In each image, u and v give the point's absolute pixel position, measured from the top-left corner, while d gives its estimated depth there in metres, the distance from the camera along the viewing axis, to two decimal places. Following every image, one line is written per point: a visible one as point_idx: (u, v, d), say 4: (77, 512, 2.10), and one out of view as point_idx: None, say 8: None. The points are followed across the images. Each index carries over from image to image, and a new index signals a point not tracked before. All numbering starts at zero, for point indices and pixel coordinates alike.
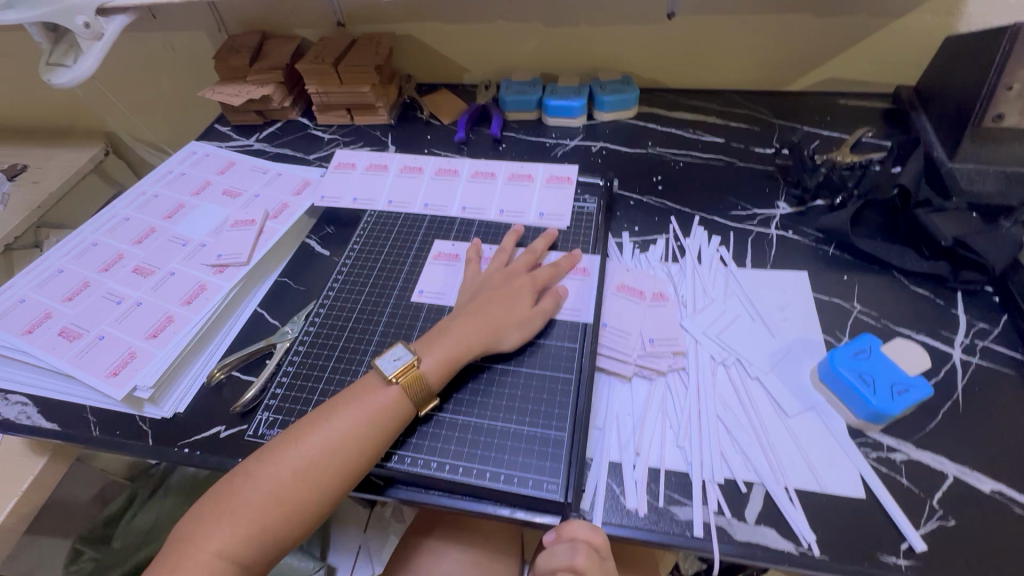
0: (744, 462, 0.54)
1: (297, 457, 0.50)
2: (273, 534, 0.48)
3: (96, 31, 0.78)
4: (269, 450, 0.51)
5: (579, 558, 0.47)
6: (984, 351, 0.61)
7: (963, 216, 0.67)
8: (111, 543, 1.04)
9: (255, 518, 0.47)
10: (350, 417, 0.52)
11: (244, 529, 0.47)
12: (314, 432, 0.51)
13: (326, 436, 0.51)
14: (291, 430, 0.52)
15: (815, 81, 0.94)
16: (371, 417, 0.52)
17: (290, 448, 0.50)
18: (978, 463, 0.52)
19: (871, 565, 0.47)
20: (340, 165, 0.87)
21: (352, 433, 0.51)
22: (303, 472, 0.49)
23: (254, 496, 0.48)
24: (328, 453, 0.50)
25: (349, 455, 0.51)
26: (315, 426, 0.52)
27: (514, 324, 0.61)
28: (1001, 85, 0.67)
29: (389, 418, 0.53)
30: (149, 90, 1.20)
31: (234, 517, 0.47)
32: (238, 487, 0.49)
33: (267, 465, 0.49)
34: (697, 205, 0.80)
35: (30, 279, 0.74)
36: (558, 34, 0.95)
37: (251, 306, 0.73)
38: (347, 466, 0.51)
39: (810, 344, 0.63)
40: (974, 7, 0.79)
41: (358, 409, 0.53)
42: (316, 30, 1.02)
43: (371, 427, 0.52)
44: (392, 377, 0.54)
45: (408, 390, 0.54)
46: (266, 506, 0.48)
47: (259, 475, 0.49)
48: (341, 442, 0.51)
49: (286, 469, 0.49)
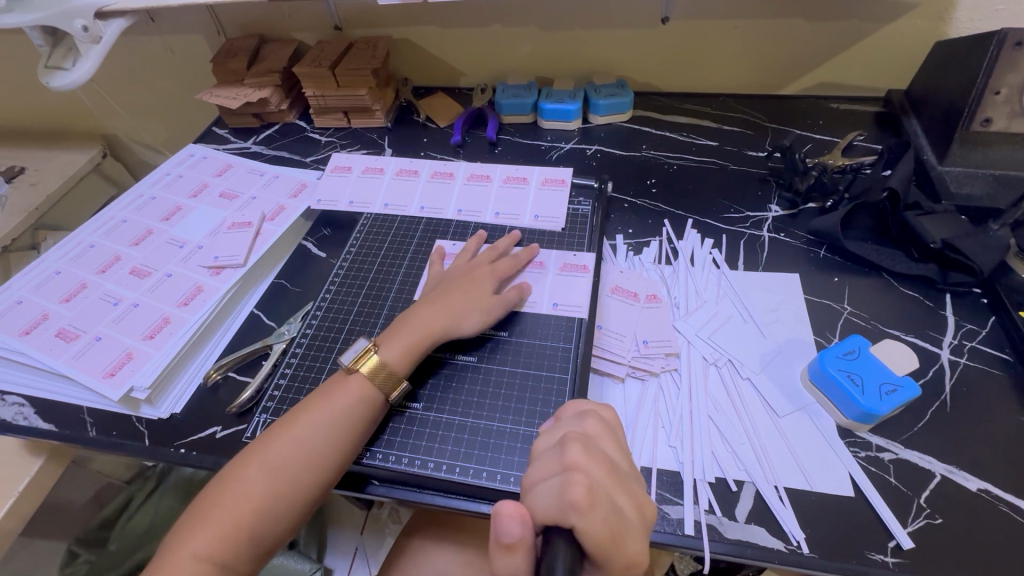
0: (735, 462, 0.55)
1: (270, 457, 0.50)
2: (254, 535, 0.48)
3: (95, 35, 0.79)
4: (244, 455, 0.52)
5: (588, 423, 0.46)
6: (972, 352, 0.62)
7: (950, 218, 0.70)
8: (108, 545, 1.05)
9: (234, 518, 0.48)
10: (319, 416, 0.53)
11: (224, 533, 0.48)
12: (285, 433, 0.52)
13: (297, 436, 0.52)
14: (267, 432, 0.53)
15: (807, 85, 0.95)
16: (340, 415, 0.53)
17: (264, 449, 0.51)
18: (966, 462, 0.53)
19: (859, 563, 0.48)
20: (336, 167, 0.88)
21: (321, 431, 0.52)
22: (277, 472, 0.50)
23: (230, 501, 0.49)
24: (298, 453, 0.51)
25: (320, 452, 0.51)
26: (285, 428, 0.52)
27: (471, 309, 0.61)
28: (989, 89, 0.68)
29: (356, 414, 0.54)
30: (146, 92, 1.21)
31: (212, 520, 0.48)
32: (216, 493, 0.49)
33: (242, 469, 0.50)
34: (690, 207, 0.81)
35: (28, 281, 0.74)
36: (553, 38, 0.96)
37: (247, 307, 0.73)
38: (321, 463, 0.51)
39: (801, 344, 0.64)
40: (964, 12, 0.80)
41: (326, 408, 0.53)
42: (314, 33, 1.03)
43: (341, 425, 0.53)
44: (351, 364, 0.56)
45: (373, 378, 0.55)
46: (243, 509, 0.48)
47: (237, 478, 0.50)
48: (312, 441, 0.51)
49: (260, 469, 0.50)
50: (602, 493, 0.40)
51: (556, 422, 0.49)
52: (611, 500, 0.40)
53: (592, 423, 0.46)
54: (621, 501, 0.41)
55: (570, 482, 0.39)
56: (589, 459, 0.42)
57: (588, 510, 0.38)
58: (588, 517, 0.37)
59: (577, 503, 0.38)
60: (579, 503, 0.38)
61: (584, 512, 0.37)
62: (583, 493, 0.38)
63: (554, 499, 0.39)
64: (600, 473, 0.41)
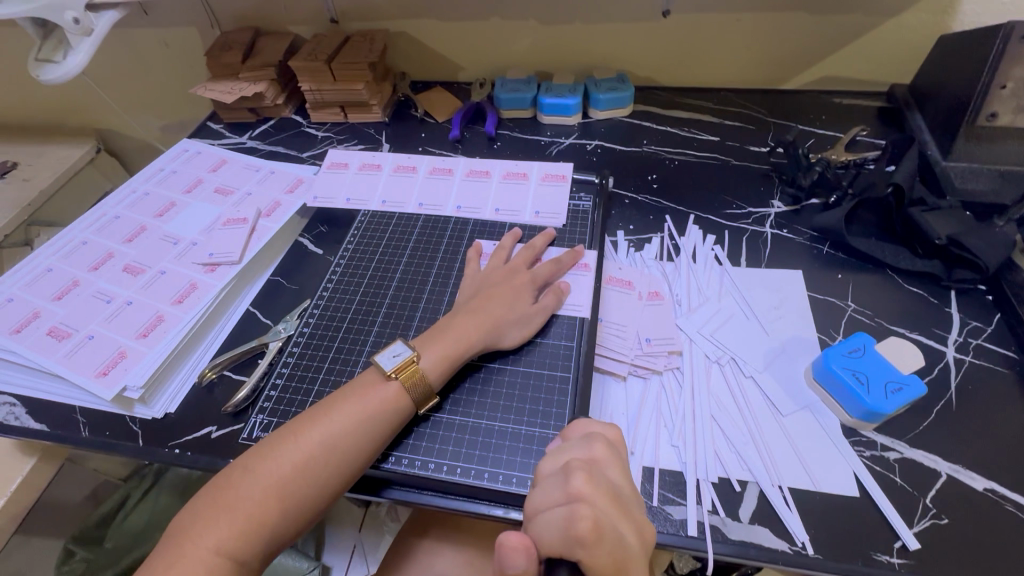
0: (738, 462, 0.54)
1: (295, 452, 0.49)
2: (270, 529, 0.47)
3: (86, 27, 0.77)
4: (268, 446, 0.50)
5: (596, 449, 0.45)
6: (978, 350, 0.61)
7: (957, 213, 0.68)
8: (103, 543, 1.05)
9: (254, 513, 0.47)
10: (350, 412, 0.52)
11: (244, 525, 0.46)
12: (312, 427, 0.51)
13: (325, 432, 0.50)
14: (290, 425, 0.52)
15: (810, 79, 0.94)
16: (371, 413, 0.52)
17: (289, 443, 0.50)
18: (972, 462, 0.53)
19: (865, 564, 0.47)
20: (332, 163, 0.86)
21: (350, 427, 0.51)
22: (302, 468, 0.49)
23: (252, 492, 0.47)
24: (326, 448, 0.50)
25: (348, 450, 0.50)
26: (313, 422, 0.51)
27: (509, 318, 0.60)
28: (994, 85, 0.67)
29: (385, 414, 0.53)
30: (139, 86, 1.19)
31: (232, 513, 0.46)
32: (236, 483, 0.48)
33: (265, 461, 0.49)
34: (692, 203, 0.80)
35: (18, 278, 0.72)
36: (553, 31, 0.95)
37: (243, 304, 0.72)
38: (348, 461, 0.50)
39: (805, 343, 0.63)
40: (969, 6, 0.80)
41: (357, 404, 0.52)
42: (310, 26, 1.02)
43: (372, 422, 0.52)
44: (392, 373, 0.54)
45: (407, 386, 0.54)
46: (264, 502, 0.47)
47: (256, 472, 0.48)
48: (340, 437, 0.50)
49: (285, 463, 0.49)
50: (607, 524, 0.39)
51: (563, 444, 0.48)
52: (616, 531, 0.39)
53: (599, 448, 0.45)
54: (626, 531, 0.40)
55: (575, 516, 0.38)
56: (593, 488, 0.41)
57: (593, 546, 0.37)
58: (593, 552, 0.37)
59: (581, 538, 0.37)
60: (584, 537, 0.37)
61: (590, 547, 0.37)
62: (588, 528, 0.38)
63: (558, 532, 0.38)
64: (605, 502, 0.40)
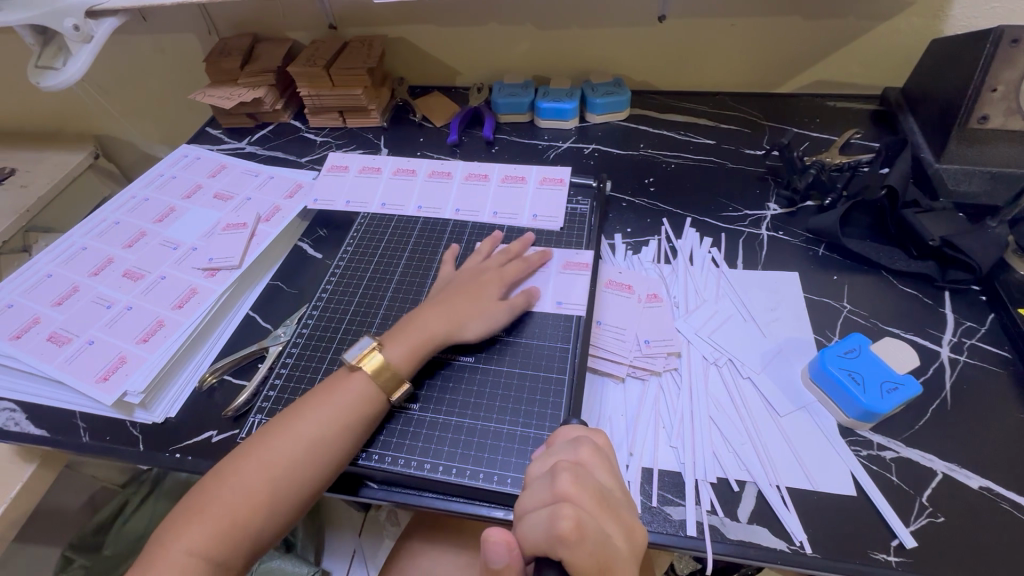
0: (736, 462, 0.55)
1: (266, 452, 0.50)
2: (247, 528, 0.48)
3: (86, 34, 0.77)
4: (243, 448, 0.51)
5: (582, 451, 0.45)
6: (972, 350, 0.61)
7: (950, 215, 0.69)
8: (102, 550, 1.02)
9: (228, 512, 0.47)
10: (321, 409, 0.53)
11: (219, 526, 0.47)
12: (284, 427, 0.52)
13: (296, 430, 0.51)
14: (266, 426, 0.53)
15: (804, 83, 0.95)
16: (341, 410, 0.53)
17: (261, 443, 0.51)
18: (968, 461, 0.53)
19: (863, 563, 0.48)
20: (333, 167, 0.87)
21: (321, 424, 0.52)
22: (273, 466, 0.50)
23: (227, 492, 0.48)
24: (296, 445, 0.51)
25: (319, 446, 0.51)
26: (285, 421, 0.52)
27: (476, 313, 0.61)
28: (985, 87, 0.68)
29: (356, 410, 0.53)
30: (137, 92, 1.19)
31: (208, 514, 0.47)
32: (213, 484, 0.49)
33: (239, 462, 0.50)
34: (688, 206, 0.81)
35: (17, 284, 0.73)
36: (551, 36, 0.95)
37: (243, 308, 0.72)
38: (318, 457, 0.51)
39: (801, 344, 0.64)
40: (960, 10, 0.81)
41: (327, 402, 0.53)
42: (307, 32, 1.02)
43: (344, 417, 0.53)
44: (353, 362, 0.56)
45: (373, 378, 0.55)
46: (239, 501, 0.48)
47: (230, 474, 0.49)
48: (310, 434, 0.51)
49: (256, 463, 0.50)
50: (591, 523, 0.39)
51: (548, 449, 0.48)
52: (600, 530, 0.40)
53: (586, 451, 0.45)
54: (613, 532, 0.40)
55: (558, 515, 0.39)
56: (580, 490, 0.41)
57: (575, 545, 0.38)
58: (576, 551, 0.37)
59: (564, 536, 0.38)
60: (567, 536, 0.38)
61: (573, 546, 0.38)
62: (570, 527, 0.38)
63: (543, 532, 0.39)
64: (591, 503, 0.41)
